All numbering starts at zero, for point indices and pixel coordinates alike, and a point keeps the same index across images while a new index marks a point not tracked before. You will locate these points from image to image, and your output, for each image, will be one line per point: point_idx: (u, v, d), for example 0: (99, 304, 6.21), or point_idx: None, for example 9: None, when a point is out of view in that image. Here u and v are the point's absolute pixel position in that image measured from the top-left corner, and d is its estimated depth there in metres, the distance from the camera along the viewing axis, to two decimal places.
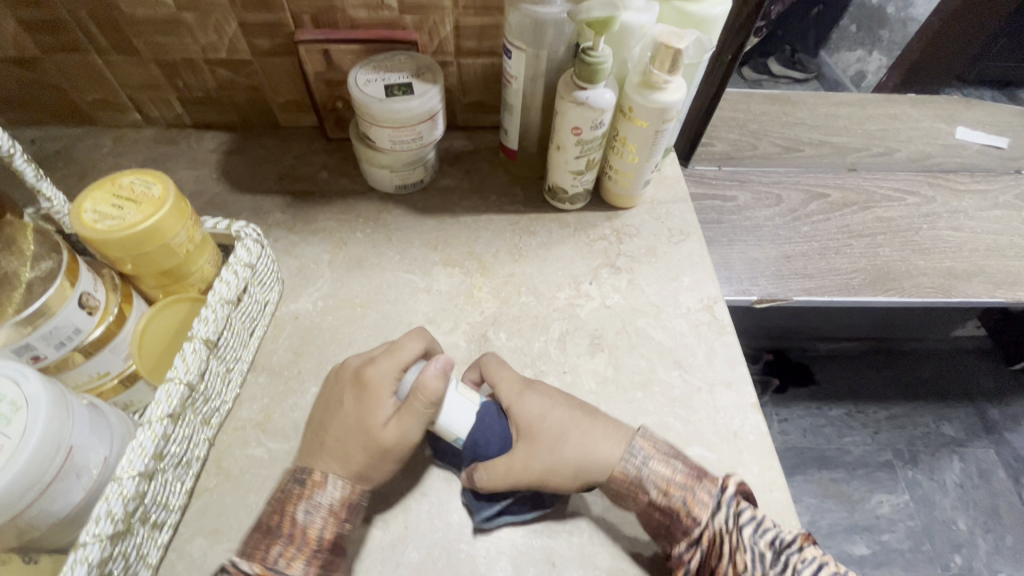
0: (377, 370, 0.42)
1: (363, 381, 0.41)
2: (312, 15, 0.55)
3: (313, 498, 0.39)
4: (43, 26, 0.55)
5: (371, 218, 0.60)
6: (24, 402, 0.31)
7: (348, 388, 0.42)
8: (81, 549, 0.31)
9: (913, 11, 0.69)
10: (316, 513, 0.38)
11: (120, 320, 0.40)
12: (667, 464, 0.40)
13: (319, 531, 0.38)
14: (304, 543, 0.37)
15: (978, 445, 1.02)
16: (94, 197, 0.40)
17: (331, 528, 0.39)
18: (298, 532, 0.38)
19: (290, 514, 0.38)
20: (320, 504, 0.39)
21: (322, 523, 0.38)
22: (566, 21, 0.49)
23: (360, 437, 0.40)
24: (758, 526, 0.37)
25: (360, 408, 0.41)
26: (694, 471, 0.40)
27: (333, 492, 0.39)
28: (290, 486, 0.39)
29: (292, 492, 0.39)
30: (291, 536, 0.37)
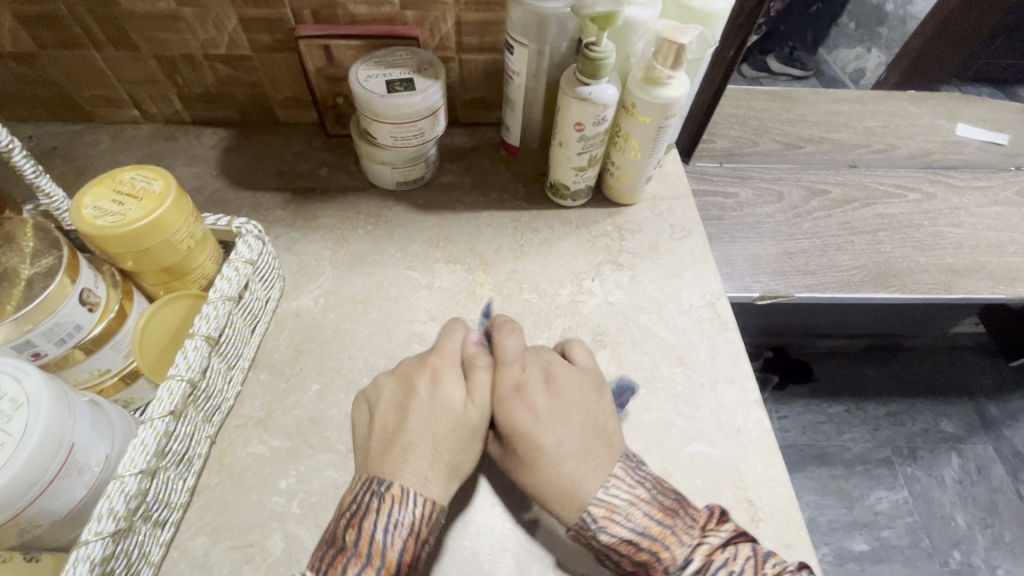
0: (445, 363, 0.43)
1: (433, 372, 0.43)
2: (312, 10, 0.55)
3: (395, 515, 0.36)
4: (40, 21, 0.54)
5: (372, 214, 0.60)
6: (25, 400, 0.31)
7: (417, 380, 0.43)
8: (83, 548, 0.31)
9: (913, 9, 0.69)
10: (397, 532, 0.36)
11: (120, 316, 0.40)
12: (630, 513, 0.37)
13: (398, 553, 0.35)
14: (385, 565, 0.35)
15: (977, 441, 1.02)
16: (94, 193, 0.40)
17: (410, 549, 0.36)
18: (378, 552, 0.35)
19: (368, 532, 0.35)
20: (401, 523, 0.36)
21: (402, 545, 0.36)
22: (569, 16, 0.49)
23: (440, 429, 0.40)
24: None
25: (438, 395, 0.41)
26: (663, 520, 0.37)
27: (415, 510, 0.37)
28: (364, 499, 0.37)
29: (370, 509, 0.36)
30: (370, 556, 0.35)
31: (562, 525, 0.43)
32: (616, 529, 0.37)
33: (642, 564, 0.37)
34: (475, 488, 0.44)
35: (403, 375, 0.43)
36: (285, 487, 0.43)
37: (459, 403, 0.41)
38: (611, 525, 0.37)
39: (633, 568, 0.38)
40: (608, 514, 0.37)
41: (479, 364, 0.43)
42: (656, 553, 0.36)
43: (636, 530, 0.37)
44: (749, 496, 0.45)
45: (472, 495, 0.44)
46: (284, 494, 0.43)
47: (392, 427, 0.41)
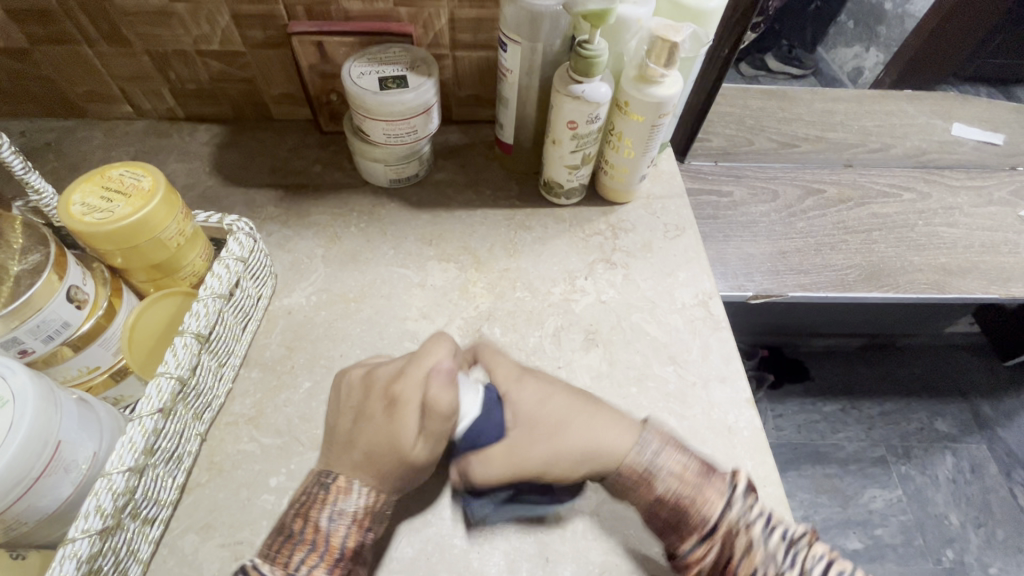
0: (408, 388, 0.38)
1: (394, 397, 0.38)
2: (306, 7, 0.55)
3: (339, 505, 0.37)
4: (31, 16, 0.54)
5: (366, 212, 0.60)
6: (10, 397, 0.31)
7: (377, 401, 0.39)
8: (70, 545, 0.31)
9: (911, 7, 0.69)
10: (341, 520, 0.37)
11: (109, 314, 0.40)
12: (677, 458, 0.39)
13: (342, 539, 0.36)
14: (328, 551, 0.36)
15: (971, 440, 1.02)
16: (82, 189, 0.39)
17: (354, 537, 0.37)
18: (322, 539, 0.36)
19: (313, 520, 0.36)
20: (345, 511, 0.37)
21: (346, 531, 0.36)
22: (562, 13, 0.49)
23: (387, 459, 0.37)
24: (764, 526, 0.37)
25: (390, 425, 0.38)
26: (701, 468, 0.39)
27: (360, 500, 0.37)
28: (313, 490, 0.38)
29: (315, 499, 0.37)
30: (315, 544, 0.36)
31: (551, 523, 0.43)
32: (664, 465, 0.39)
33: (681, 501, 0.38)
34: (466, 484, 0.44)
35: (370, 385, 0.40)
36: (275, 484, 0.43)
37: (408, 438, 0.37)
38: (658, 460, 0.39)
39: (670, 508, 0.38)
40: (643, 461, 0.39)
41: (440, 387, 0.38)
42: (704, 492, 0.38)
43: (681, 470, 0.38)
44: None
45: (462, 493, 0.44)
46: (274, 492, 0.43)
47: (349, 436, 0.39)
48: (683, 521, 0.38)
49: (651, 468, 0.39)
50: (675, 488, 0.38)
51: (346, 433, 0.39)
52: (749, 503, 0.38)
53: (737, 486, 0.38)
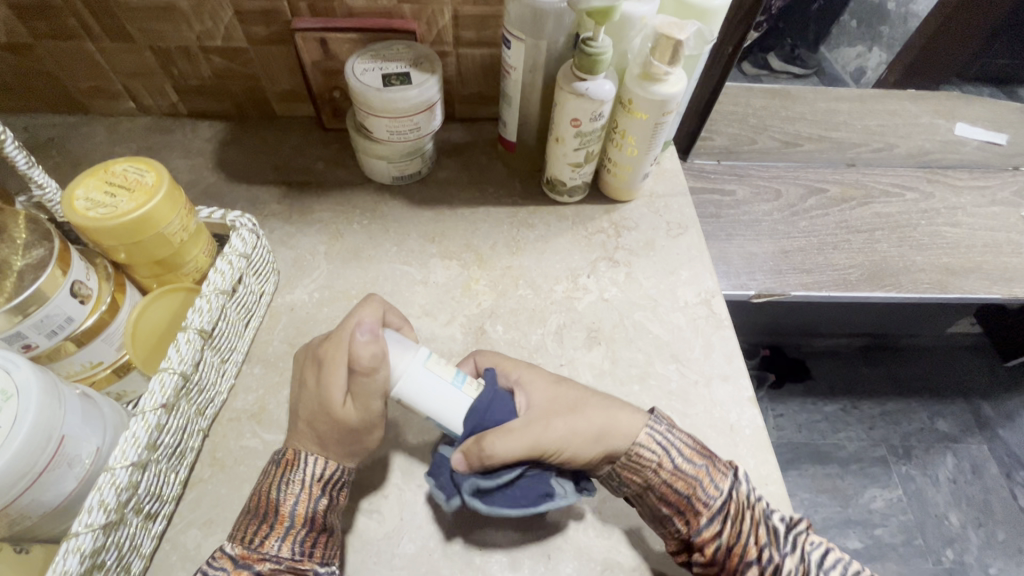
0: (330, 354, 0.39)
1: (320, 359, 0.39)
2: (309, 3, 0.55)
3: (289, 475, 0.38)
4: (34, 11, 0.54)
5: (368, 209, 0.60)
6: (14, 391, 0.31)
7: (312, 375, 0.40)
8: (73, 540, 0.31)
9: (914, 7, 0.69)
10: (292, 489, 0.37)
11: (113, 309, 0.40)
12: (681, 450, 0.40)
13: (291, 507, 0.37)
14: (279, 520, 0.36)
15: (971, 441, 1.02)
16: (86, 184, 0.39)
17: (303, 504, 0.37)
18: (274, 509, 0.36)
19: (265, 494, 0.37)
20: (294, 481, 0.37)
21: (295, 500, 0.37)
22: (566, 10, 0.49)
23: (321, 425, 0.38)
24: (757, 518, 0.39)
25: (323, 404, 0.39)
26: (701, 451, 0.40)
27: (309, 467, 0.38)
28: (267, 470, 0.39)
29: (269, 476, 0.38)
30: (266, 515, 0.36)
31: (553, 520, 0.43)
32: (666, 457, 0.39)
33: (683, 490, 0.39)
34: None
35: (307, 359, 0.41)
36: None
37: (335, 407, 0.38)
38: (671, 436, 0.40)
39: (681, 483, 0.39)
40: (658, 439, 0.40)
41: (365, 363, 0.37)
42: (709, 470, 0.39)
43: (684, 462, 0.39)
44: None
45: None
46: None
47: (294, 412, 0.40)
48: (694, 498, 0.39)
49: (656, 460, 0.39)
50: (688, 464, 0.39)
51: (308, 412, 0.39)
52: (743, 496, 0.39)
53: (738, 472, 0.40)
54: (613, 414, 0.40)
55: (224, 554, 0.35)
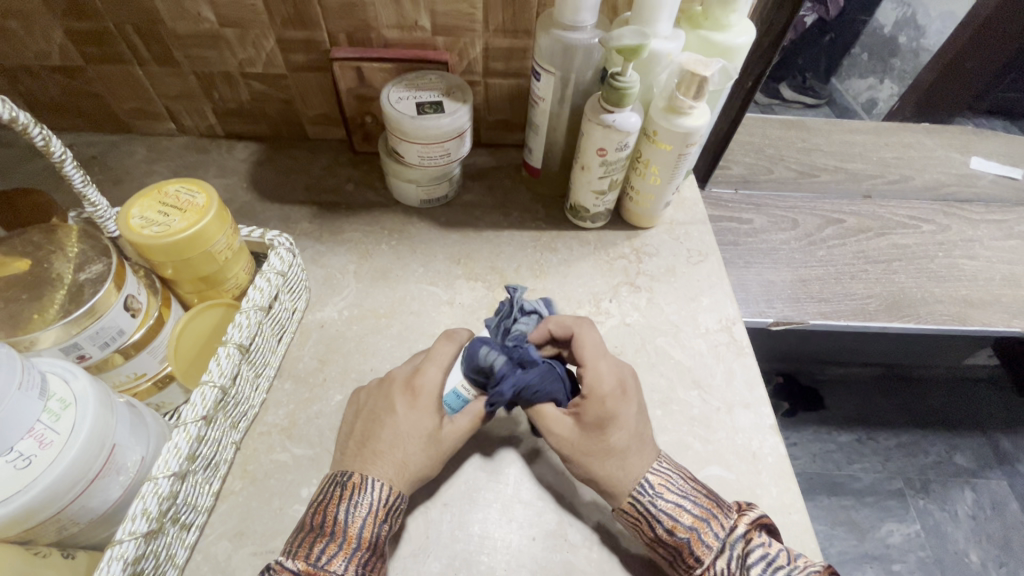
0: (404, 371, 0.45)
1: (413, 384, 0.44)
2: (348, 34, 0.57)
3: (356, 497, 0.39)
4: (89, 37, 0.57)
5: (396, 230, 0.62)
6: (73, 400, 0.32)
7: (398, 394, 0.43)
8: (118, 547, 0.32)
9: (924, 41, 0.75)
10: (359, 511, 0.38)
11: (159, 323, 0.41)
12: (677, 501, 0.40)
13: (358, 530, 0.37)
14: (346, 541, 0.37)
15: (991, 476, 1.00)
16: (141, 204, 0.41)
17: (370, 528, 0.38)
18: (341, 530, 0.37)
19: (331, 514, 0.38)
20: (361, 504, 0.38)
21: (363, 522, 0.38)
22: (595, 47, 0.51)
23: (393, 432, 0.41)
24: (768, 564, 0.37)
25: (414, 414, 0.42)
26: (709, 506, 0.40)
27: (376, 493, 0.39)
28: (329, 490, 0.39)
29: (331, 497, 0.39)
30: (334, 534, 0.37)
31: (577, 543, 0.43)
32: (648, 525, 0.40)
33: (665, 553, 0.40)
34: (491, 502, 0.45)
35: (388, 387, 0.44)
36: (306, 495, 0.44)
37: (399, 408, 0.43)
38: (657, 504, 0.40)
39: (666, 548, 0.40)
40: (638, 509, 0.40)
41: (430, 361, 0.45)
42: (691, 540, 0.38)
43: (683, 506, 0.39)
44: None
45: (489, 510, 0.44)
46: (305, 503, 0.44)
47: (370, 436, 0.42)
48: (679, 559, 0.39)
49: (659, 497, 0.40)
50: (669, 532, 0.39)
51: (361, 429, 0.43)
52: (753, 542, 0.38)
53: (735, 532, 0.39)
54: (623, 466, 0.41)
55: (284, 567, 0.35)
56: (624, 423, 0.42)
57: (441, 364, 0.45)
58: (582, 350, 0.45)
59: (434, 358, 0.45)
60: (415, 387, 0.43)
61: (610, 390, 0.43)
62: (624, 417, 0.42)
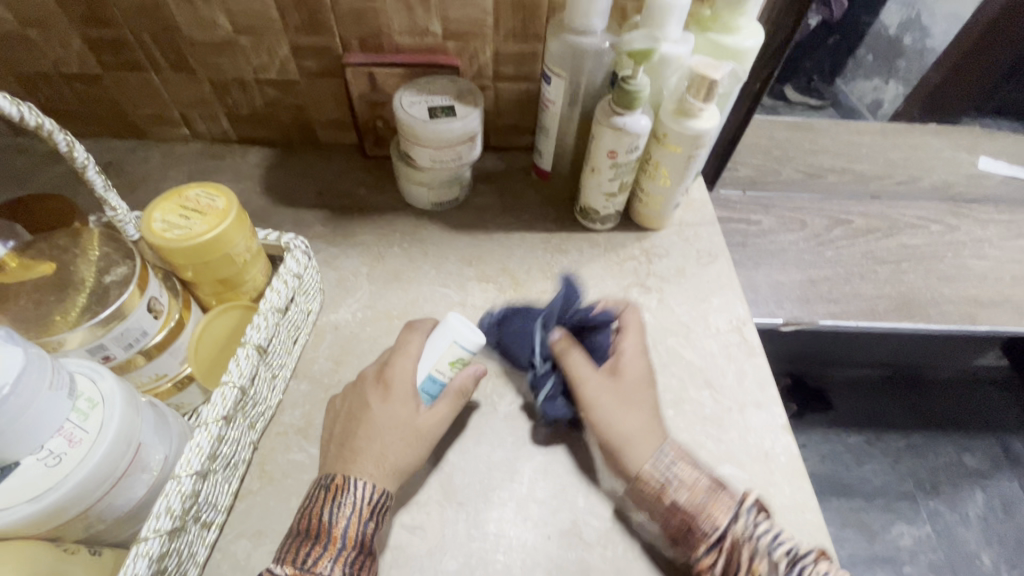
0: (376, 366, 0.46)
1: (384, 378, 0.44)
2: (360, 39, 0.58)
3: (339, 498, 0.39)
4: (107, 45, 0.58)
5: (408, 233, 0.62)
6: (100, 399, 0.33)
7: (371, 389, 0.44)
8: (143, 544, 0.32)
9: (930, 42, 0.76)
10: (342, 512, 0.38)
11: (180, 325, 0.42)
12: (691, 471, 0.41)
13: (343, 529, 0.38)
14: (331, 541, 0.37)
15: (1002, 477, 1.00)
16: (162, 208, 0.42)
17: (355, 527, 0.38)
18: (325, 531, 0.38)
19: (317, 517, 0.38)
20: (345, 504, 0.39)
21: (347, 522, 0.38)
22: (606, 50, 0.52)
23: (368, 426, 0.42)
24: (775, 537, 0.38)
25: (387, 406, 0.43)
26: (718, 479, 0.40)
27: (359, 492, 0.39)
28: (314, 494, 0.40)
29: (316, 500, 0.39)
30: (319, 536, 0.37)
31: (591, 542, 0.44)
32: (666, 491, 0.40)
33: (681, 523, 0.40)
34: (506, 502, 0.45)
35: (362, 383, 0.45)
36: None
37: (372, 403, 0.43)
38: (674, 471, 0.41)
39: (681, 519, 0.40)
40: (659, 474, 0.41)
41: (399, 354, 0.46)
42: (708, 505, 0.39)
43: (698, 475, 0.41)
44: (777, 521, 0.45)
45: (503, 509, 0.45)
46: None
47: (349, 435, 0.43)
48: (694, 529, 0.39)
49: (675, 465, 0.41)
50: (687, 498, 0.40)
51: (342, 430, 0.43)
52: (759, 515, 0.39)
53: (747, 502, 0.39)
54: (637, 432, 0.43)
55: (274, 572, 0.35)
56: (630, 402, 0.45)
57: (411, 354, 0.45)
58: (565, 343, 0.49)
59: (404, 350, 0.46)
60: (387, 381, 0.44)
61: (609, 377, 0.46)
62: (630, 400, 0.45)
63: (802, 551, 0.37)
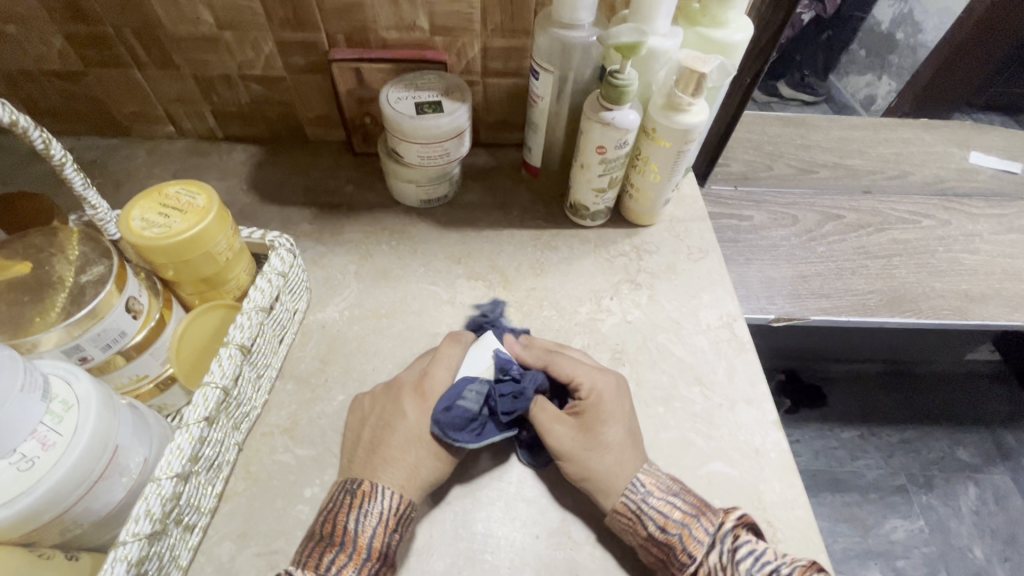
0: (409, 376, 0.46)
1: (421, 388, 0.45)
2: (346, 35, 0.57)
3: (366, 506, 0.39)
4: (88, 41, 0.57)
5: (396, 230, 0.62)
6: (75, 401, 0.32)
7: (408, 398, 0.44)
8: (121, 548, 0.32)
9: (923, 37, 0.74)
10: (369, 521, 0.38)
11: (160, 325, 0.42)
12: (666, 499, 0.41)
13: (369, 539, 0.38)
14: (356, 551, 0.37)
15: (994, 471, 1.00)
16: (141, 206, 0.41)
17: (380, 537, 0.38)
18: (351, 540, 0.37)
19: (341, 523, 0.38)
20: (372, 513, 0.39)
21: (373, 531, 0.38)
22: (594, 44, 0.51)
23: (406, 437, 0.42)
24: (757, 559, 0.36)
25: (422, 417, 0.43)
26: (697, 504, 0.40)
27: (387, 502, 0.39)
28: (339, 498, 0.40)
29: (342, 505, 0.39)
30: (344, 544, 0.37)
31: (579, 541, 0.43)
32: (640, 524, 0.40)
33: (659, 555, 0.40)
34: (494, 501, 0.45)
35: (395, 392, 0.45)
36: (309, 495, 0.44)
37: (409, 414, 0.43)
38: (648, 502, 0.41)
39: (659, 547, 0.40)
40: (631, 507, 0.41)
41: (436, 365, 0.46)
42: (682, 536, 0.39)
43: (672, 503, 0.40)
44: (767, 517, 0.45)
45: (492, 509, 0.44)
46: (308, 503, 0.44)
47: (377, 443, 0.43)
48: (671, 559, 0.39)
49: (649, 495, 0.41)
50: (661, 530, 0.40)
51: (371, 436, 0.43)
52: (740, 538, 0.38)
53: (725, 527, 0.39)
54: (612, 463, 0.42)
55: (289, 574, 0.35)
56: (618, 421, 0.44)
57: (449, 365, 0.46)
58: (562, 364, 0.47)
59: (443, 361, 0.46)
60: (424, 390, 0.45)
61: (606, 390, 0.46)
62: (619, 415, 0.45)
63: (788, 571, 0.36)
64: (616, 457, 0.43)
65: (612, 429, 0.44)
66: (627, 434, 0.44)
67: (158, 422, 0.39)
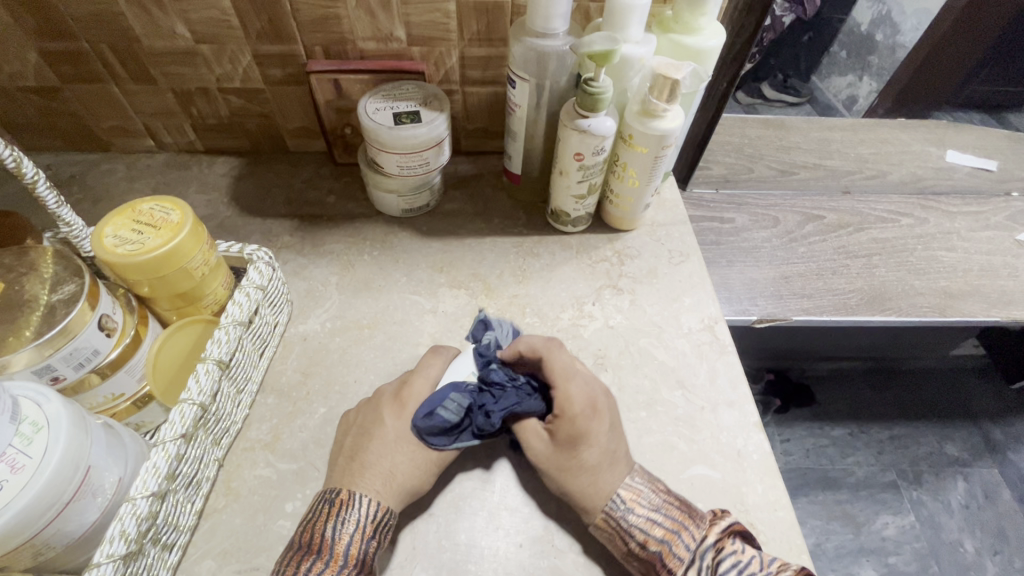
0: (389, 389, 0.47)
1: (401, 398, 0.45)
2: (324, 46, 0.58)
3: (343, 514, 0.39)
4: (63, 57, 0.57)
5: (378, 240, 0.62)
6: (45, 423, 0.32)
7: (387, 405, 0.45)
8: (95, 570, 0.31)
9: (901, 38, 0.73)
10: (346, 528, 0.38)
11: (135, 342, 0.41)
12: (647, 516, 0.40)
13: (346, 546, 0.37)
14: (333, 558, 0.37)
15: (982, 464, 1.01)
16: (114, 222, 0.41)
17: (358, 544, 0.38)
18: (328, 547, 0.37)
19: (319, 532, 0.38)
20: (350, 520, 0.38)
21: (351, 539, 0.38)
22: (568, 53, 0.52)
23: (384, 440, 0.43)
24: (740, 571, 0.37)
25: (401, 424, 0.44)
26: (680, 517, 0.40)
27: (363, 510, 0.39)
28: (318, 508, 0.40)
29: (320, 515, 0.39)
30: (320, 552, 0.37)
31: (564, 549, 0.43)
32: (622, 541, 0.41)
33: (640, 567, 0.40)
34: (477, 510, 0.45)
35: (376, 403, 0.46)
36: (291, 510, 0.44)
37: (387, 420, 0.44)
38: (629, 518, 0.41)
39: (640, 561, 0.40)
40: (612, 523, 0.41)
41: (416, 377, 0.47)
42: (663, 553, 0.39)
43: (654, 520, 0.40)
44: (750, 519, 0.45)
45: (475, 519, 0.44)
46: (290, 518, 0.44)
47: (355, 450, 0.43)
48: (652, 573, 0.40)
49: (630, 513, 0.41)
50: (642, 545, 0.40)
51: (352, 444, 0.43)
52: (724, 551, 0.39)
53: (709, 540, 0.39)
54: (592, 480, 0.42)
55: None
56: (596, 440, 0.43)
57: (430, 376, 0.47)
58: (556, 373, 0.45)
59: (421, 375, 0.47)
60: (404, 402, 0.45)
61: (581, 410, 0.44)
62: (595, 435, 0.43)
63: None
64: (596, 473, 0.42)
65: (592, 449, 0.43)
66: (610, 450, 0.44)
67: (135, 440, 0.39)
